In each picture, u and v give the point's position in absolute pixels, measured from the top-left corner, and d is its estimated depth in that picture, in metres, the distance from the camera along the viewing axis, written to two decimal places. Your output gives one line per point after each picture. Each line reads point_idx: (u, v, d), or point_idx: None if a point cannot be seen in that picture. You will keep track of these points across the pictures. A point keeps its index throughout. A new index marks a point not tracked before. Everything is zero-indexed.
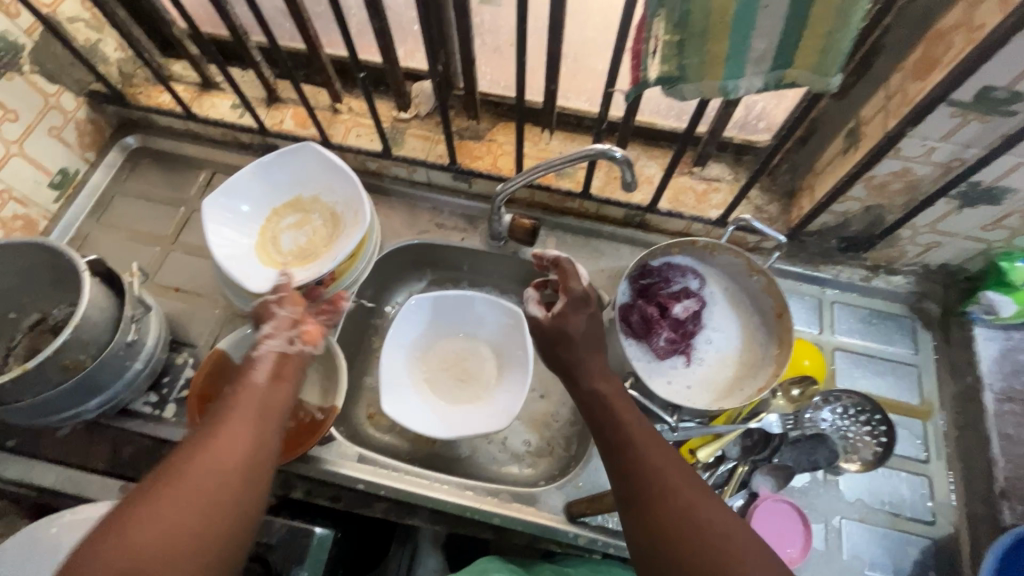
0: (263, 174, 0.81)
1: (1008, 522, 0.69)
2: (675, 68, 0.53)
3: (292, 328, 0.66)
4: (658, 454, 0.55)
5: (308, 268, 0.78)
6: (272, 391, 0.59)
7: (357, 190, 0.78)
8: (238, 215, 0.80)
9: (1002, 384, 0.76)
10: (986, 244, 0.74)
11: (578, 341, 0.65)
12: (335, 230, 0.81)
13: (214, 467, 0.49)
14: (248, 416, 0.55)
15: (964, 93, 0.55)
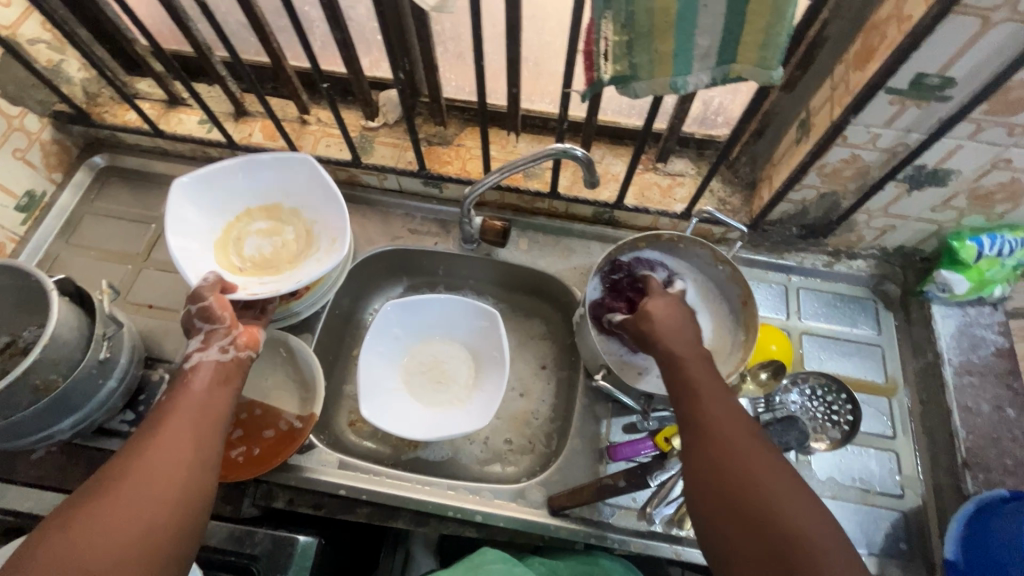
0: (247, 173, 0.79)
1: (972, 489, 0.71)
2: (626, 67, 0.55)
3: (225, 336, 0.65)
4: (730, 427, 0.55)
5: (273, 280, 0.76)
6: (214, 396, 0.61)
7: (342, 220, 0.77)
8: (204, 210, 0.78)
9: (960, 358, 0.79)
10: (938, 224, 0.77)
11: (660, 315, 0.67)
12: (307, 248, 0.79)
13: (158, 466, 0.52)
14: (190, 418, 0.57)
15: (899, 81, 0.58)
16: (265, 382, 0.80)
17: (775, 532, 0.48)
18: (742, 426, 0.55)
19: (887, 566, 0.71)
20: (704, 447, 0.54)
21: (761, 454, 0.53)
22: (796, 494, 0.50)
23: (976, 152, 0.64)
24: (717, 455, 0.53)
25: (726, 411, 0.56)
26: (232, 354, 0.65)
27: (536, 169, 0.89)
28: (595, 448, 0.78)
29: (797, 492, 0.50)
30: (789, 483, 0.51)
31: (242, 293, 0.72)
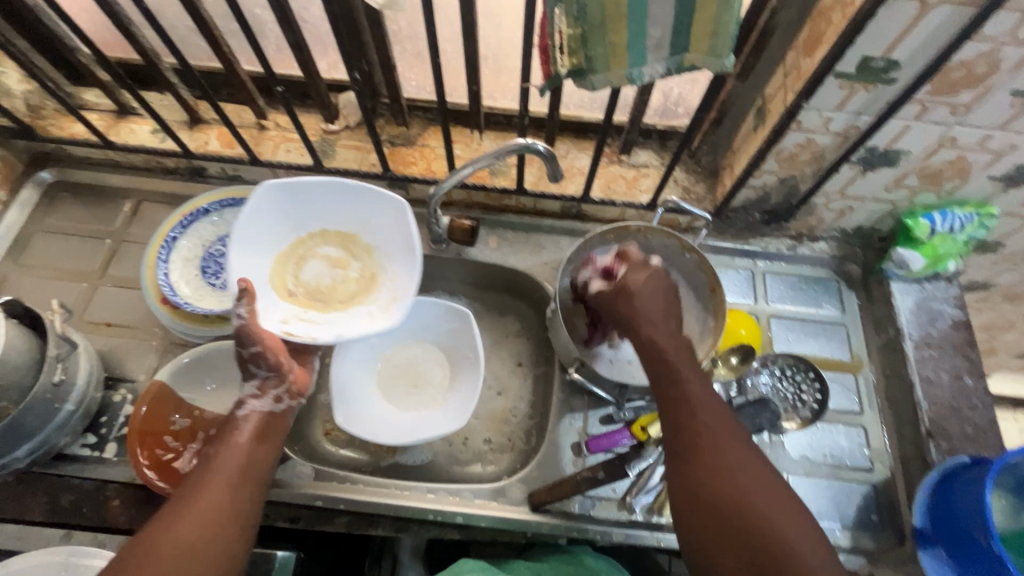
0: (333, 195, 0.73)
1: (935, 458, 0.74)
2: (581, 60, 0.56)
3: (280, 387, 0.66)
4: (725, 436, 0.56)
5: (319, 319, 0.71)
6: (254, 453, 0.62)
7: (412, 284, 0.72)
8: (278, 219, 0.72)
9: (920, 333, 0.82)
10: (893, 204, 0.79)
11: (641, 296, 0.65)
12: (366, 293, 0.74)
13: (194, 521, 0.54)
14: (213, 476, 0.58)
15: (846, 65, 0.59)
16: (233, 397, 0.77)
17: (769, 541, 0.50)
18: (737, 440, 0.57)
19: (860, 539, 0.73)
20: (700, 462, 0.55)
21: (752, 462, 0.55)
22: (780, 498, 0.53)
23: (923, 132, 0.66)
24: (715, 473, 0.54)
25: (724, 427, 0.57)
26: (282, 407, 0.67)
27: (502, 166, 0.89)
28: (573, 441, 0.78)
29: (786, 501, 0.53)
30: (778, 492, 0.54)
31: (278, 326, 0.68)
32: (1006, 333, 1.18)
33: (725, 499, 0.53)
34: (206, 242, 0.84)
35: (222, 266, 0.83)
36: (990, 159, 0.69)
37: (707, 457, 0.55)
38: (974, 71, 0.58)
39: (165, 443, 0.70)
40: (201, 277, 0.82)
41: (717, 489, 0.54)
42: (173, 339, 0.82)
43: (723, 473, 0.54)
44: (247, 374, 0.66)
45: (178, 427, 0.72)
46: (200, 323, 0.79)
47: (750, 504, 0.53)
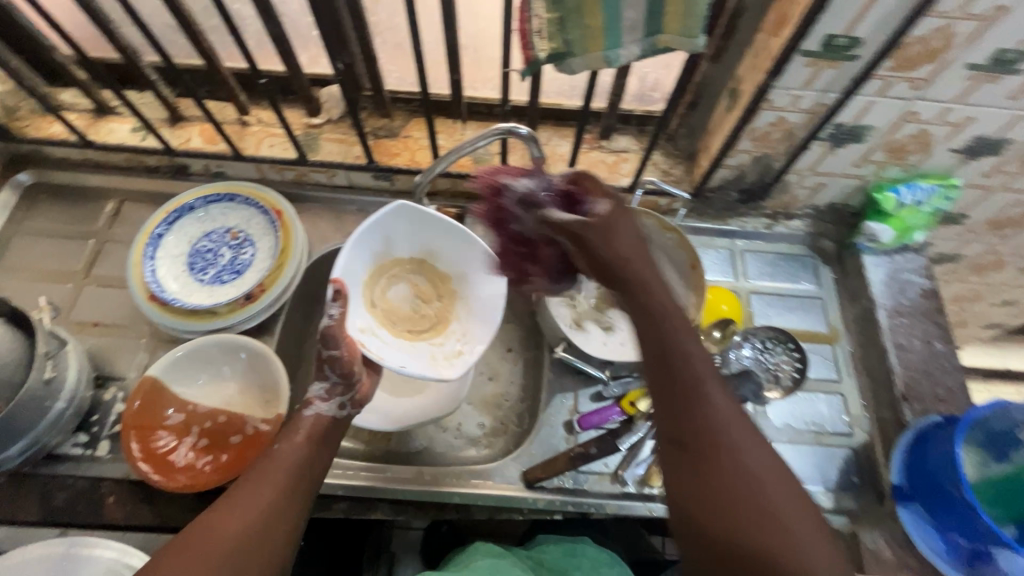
0: (440, 239, 0.80)
1: (909, 419, 0.77)
2: (561, 44, 0.58)
3: (344, 394, 0.65)
4: (744, 435, 0.51)
5: (388, 340, 0.76)
6: (312, 452, 0.59)
7: (481, 341, 0.77)
8: (390, 239, 0.79)
9: (892, 301, 0.85)
10: (862, 179, 0.83)
11: (629, 252, 0.59)
12: (435, 333, 0.80)
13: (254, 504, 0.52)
14: (269, 483, 0.54)
15: (812, 43, 0.62)
16: (226, 391, 0.77)
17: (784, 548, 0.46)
18: (761, 446, 0.51)
19: (843, 500, 0.76)
20: (718, 473, 0.49)
21: (770, 465, 0.50)
22: (798, 508, 0.48)
23: (887, 107, 0.69)
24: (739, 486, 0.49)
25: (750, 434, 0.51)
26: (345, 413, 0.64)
27: (485, 155, 0.90)
28: (564, 420, 0.80)
29: (807, 510, 0.48)
30: (798, 501, 0.48)
31: (356, 331, 0.73)
32: (974, 304, 1.23)
33: (742, 509, 0.48)
34: (192, 239, 0.85)
35: (210, 261, 0.84)
36: (950, 132, 0.72)
37: (724, 464, 0.50)
38: (931, 46, 0.61)
39: (160, 437, 0.71)
40: (189, 273, 0.83)
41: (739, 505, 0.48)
42: (163, 336, 0.82)
43: (743, 484, 0.49)
44: (320, 374, 0.65)
45: (173, 422, 0.73)
46: (189, 318, 0.79)
47: (772, 516, 0.47)
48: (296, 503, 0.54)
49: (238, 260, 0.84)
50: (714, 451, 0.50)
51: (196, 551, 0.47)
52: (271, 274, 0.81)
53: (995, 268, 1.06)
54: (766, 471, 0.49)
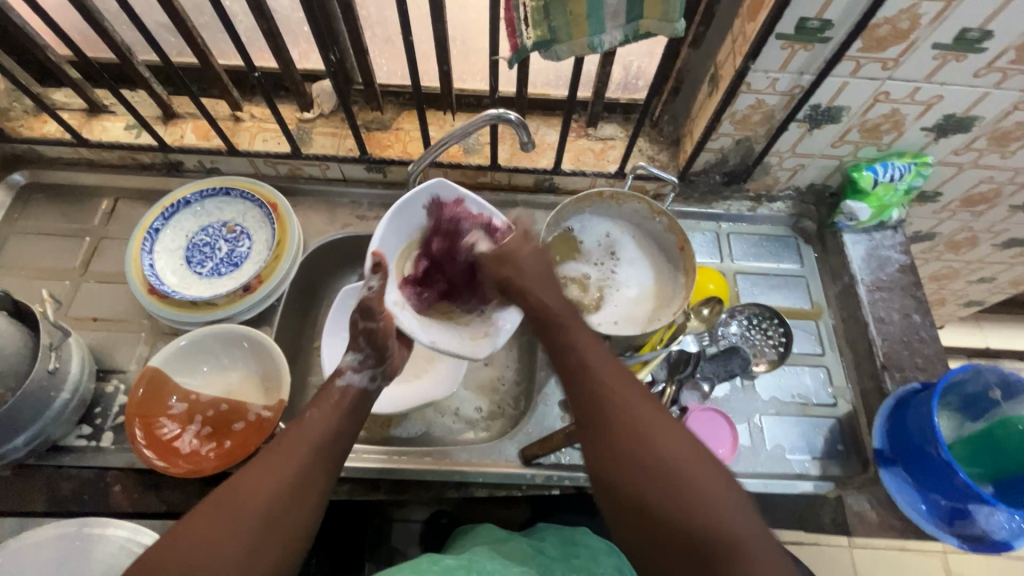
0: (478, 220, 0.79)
1: (890, 387, 0.81)
2: (546, 31, 0.60)
3: (375, 366, 0.66)
4: (637, 405, 0.54)
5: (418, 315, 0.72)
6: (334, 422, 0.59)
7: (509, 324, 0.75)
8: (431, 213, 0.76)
9: (871, 277, 0.89)
10: (840, 160, 0.86)
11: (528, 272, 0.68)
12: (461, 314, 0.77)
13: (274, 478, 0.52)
14: (300, 450, 0.55)
15: (786, 26, 0.65)
16: (227, 380, 0.79)
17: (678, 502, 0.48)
18: (664, 417, 0.54)
19: (829, 467, 0.79)
20: (618, 447, 0.52)
21: (667, 427, 0.52)
22: (697, 466, 0.50)
23: (860, 87, 0.72)
24: (637, 453, 0.51)
25: (641, 403, 0.55)
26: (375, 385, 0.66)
27: (475, 145, 0.92)
28: (560, 399, 0.82)
29: (708, 468, 0.50)
30: (698, 460, 0.50)
31: (394, 301, 0.69)
32: (952, 282, 1.27)
33: (639, 472, 0.50)
34: (189, 233, 0.86)
35: (208, 255, 0.85)
36: (921, 111, 0.76)
37: (615, 433, 0.53)
38: (898, 27, 0.64)
39: (164, 425, 0.72)
40: (187, 266, 0.84)
41: (641, 471, 0.50)
42: (162, 329, 0.83)
43: (637, 446, 0.51)
44: (353, 346, 0.67)
45: (176, 410, 0.74)
46: (187, 310, 0.80)
47: (668, 476, 0.49)
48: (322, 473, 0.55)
49: (235, 253, 0.86)
50: (611, 429, 0.53)
51: (219, 522, 0.48)
52: (268, 265, 0.83)
53: (970, 245, 1.10)
54: (660, 434, 0.52)
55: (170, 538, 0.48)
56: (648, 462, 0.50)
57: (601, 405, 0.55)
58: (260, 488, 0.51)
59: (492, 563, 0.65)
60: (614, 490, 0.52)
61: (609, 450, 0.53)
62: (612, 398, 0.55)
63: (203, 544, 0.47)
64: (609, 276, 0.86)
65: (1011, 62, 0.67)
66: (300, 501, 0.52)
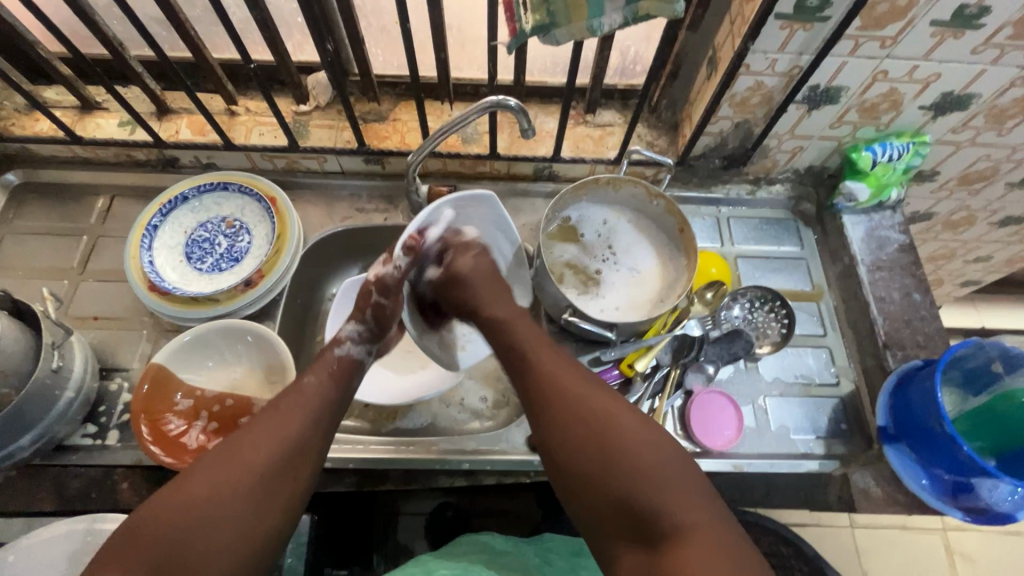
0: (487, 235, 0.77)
1: (892, 365, 0.81)
2: (545, 15, 0.60)
3: (370, 342, 0.72)
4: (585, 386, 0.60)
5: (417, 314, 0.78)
6: (326, 391, 0.64)
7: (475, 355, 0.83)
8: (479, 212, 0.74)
9: (871, 257, 0.89)
10: (838, 140, 0.86)
11: (476, 283, 0.71)
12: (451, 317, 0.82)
13: (265, 448, 0.56)
14: (298, 415, 0.60)
15: (785, 6, 0.65)
16: (234, 375, 0.79)
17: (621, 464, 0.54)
18: (608, 395, 0.60)
19: (833, 446, 0.80)
20: (574, 422, 0.57)
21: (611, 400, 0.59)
22: (639, 433, 0.56)
23: (858, 67, 0.73)
24: (588, 430, 0.57)
25: (589, 387, 0.60)
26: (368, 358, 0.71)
27: (474, 134, 0.92)
28: None
29: (649, 434, 0.56)
30: (638, 428, 0.56)
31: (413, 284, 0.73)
32: (949, 262, 1.28)
33: (589, 438, 0.56)
34: (188, 229, 0.85)
35: (207, 251, 0.84)
36: (919, 89, 0.76)
37: (569, 406, 0.59)
38: (897, 5, 0.64)
39: (170, 421, 0.72)
40: (187, 263, 0.84)
41: (590, 448, 0.56)
42: (165, 326, 0.83)
43: (587, 417, 0.57)
44: (359, 316, 0.72)
45: (182, 407, 0.74)
46: (189, 306, 0.80)
47: (613, 442, 0.55)
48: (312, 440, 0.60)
49: (235, 248, 0.85)
50: (561, 411, 0.59)
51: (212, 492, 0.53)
52: (269, 259, 0.82)
53: (967, 224, 1.10)
54: (605, 407, 0.58)
55: (173, 499, 0.52)
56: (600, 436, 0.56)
57: (555, 388, 0.61)
58: (257, 451, 0.56)
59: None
60: (571, 461, 0.56)
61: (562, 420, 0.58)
62: (563, 384, 0.61)
63: (204, 502, 0.52)
64: (607, 258, 0.86)
65: (1008, 38, 0.68)
66: (298, 462, 0.58)
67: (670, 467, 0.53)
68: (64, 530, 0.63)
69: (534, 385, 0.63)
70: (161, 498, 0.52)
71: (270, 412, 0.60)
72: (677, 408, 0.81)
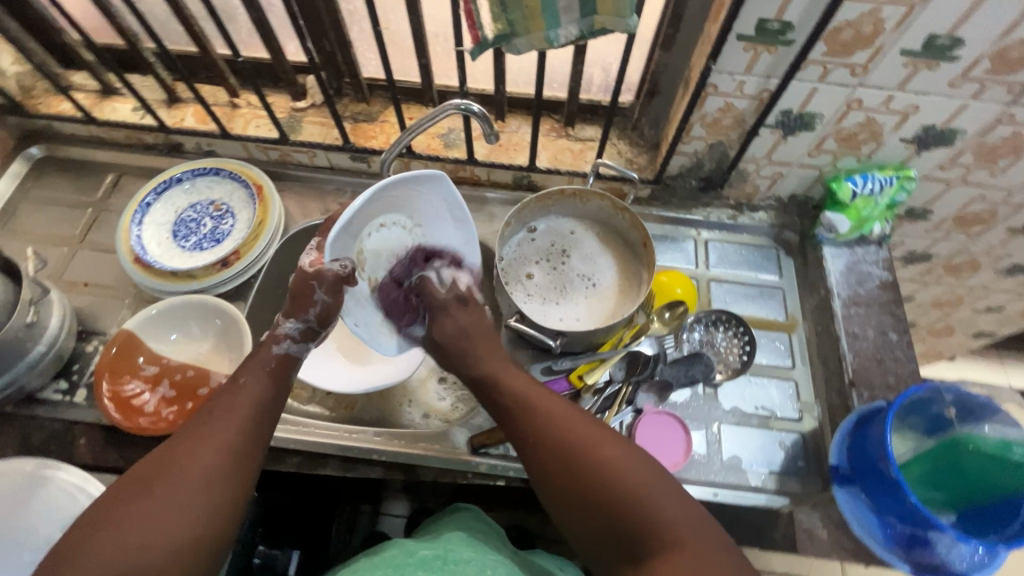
0: (450, 212, 0.78)
1: (856, 405, 0.78)
2: (505, 24, 0.62)
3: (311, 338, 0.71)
4: (565, 419, 0.61)
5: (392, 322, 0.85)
6: (264, 392, 0.63)
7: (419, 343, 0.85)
8: (428, 200, 0.76)
9: (848, 292, 0.86)
10: (819, 169, 0.85)
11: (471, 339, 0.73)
12: None
13: (216, 441, 0.56)
14: (239, 415, 0.60)
15: (746, 27, 0.65)
16: (202, 349, 0.82)
17: (611, 488, 0.54)
18: (584, 420, 0.61)
19: (787, 483, 0.76)
20: (556, 451, 0.58)
21: (593, 429, 0.59)
22: (625, 459, 0.56)
23: (831, 94, 0.72)
24: (585, 467, 0.56)
25: (571, 427, 0.59)
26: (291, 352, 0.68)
27: (456, 139, 0.94)
28: None
29: (636, 458, 0.56)
30: (624, 454, 0.56)
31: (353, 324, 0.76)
32: (958, 310, 1.21)
33: (571, 460, 0.57)
34: (178, 209, 0.91)
35: (193, 230, 0.90)
36: (898, 121, 0.74)
37: (548, 431, 0.60)
38: (862, 31, 0.63)
39: (132, 384, 0.76)
40: (172, 239, 0.89)
41: (585, 484, 0.55)
42: (146, 298, 0.88)
43: (569, 443, 0.58)
44: (298, 313, 0.70)
45: (146, 372, 0.78)
46: (167, 279, 0.85)
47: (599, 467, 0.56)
48: (259, 438, 0.60)
49: (218, 230, 0.90)
50: (556, 451, 0.58)
51: (172, 480, 0.53)
52: (246, 242, 0.87)
53: (970, 269, 1.05)
54: (583, 437, 0.58)
55: (126, 498, 0.51)
56: (587, 480, 0.56)
57: (544, 432, 0.60)
58: (204, 448, 0.55)
59: (469, 554, 0.60)
60: (561, 485, 0.57)
61: (550, 445, 0.59)
62: (555, 425, 0.60)
63: (165, 495, 0.52)
64: (565, 268, 0.86)
65: (987, 72, 0.65)
66: (249, 450, 0.58)
67: (658, 489, 0.54)
68: (30, 470, 0.68)
69: (519, 419, 0.63)
70: (111, 501, 0.51)
71: (205, 417, 0.59)
72: (625, 425, 0.78)
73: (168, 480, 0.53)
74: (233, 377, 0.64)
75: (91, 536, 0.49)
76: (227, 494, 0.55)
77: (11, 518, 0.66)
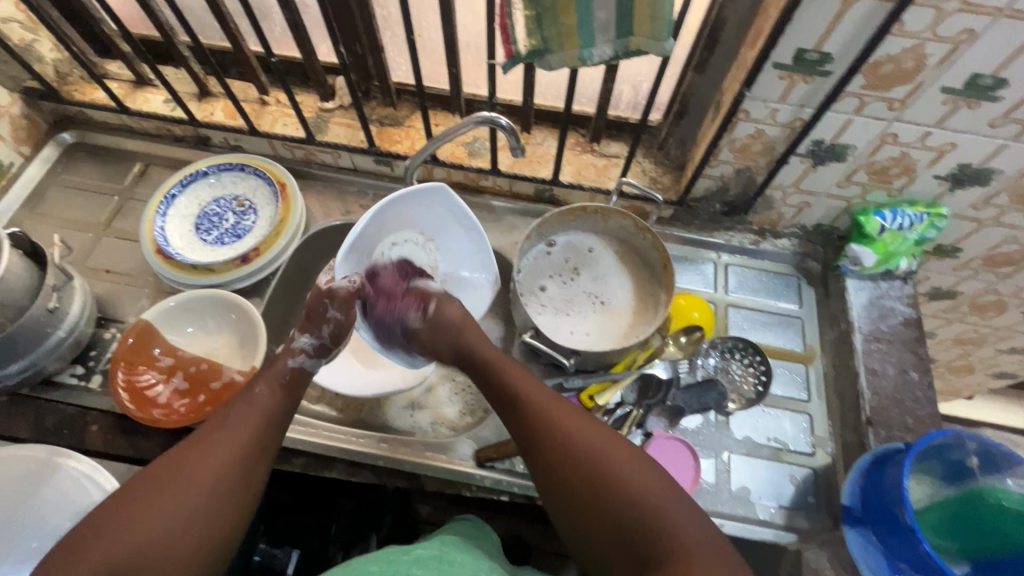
0: (455, 215, 0.82)
1: (872, 444, 0.76)
2: (539, 41, 0.61)
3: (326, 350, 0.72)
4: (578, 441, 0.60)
5: None
6: (276, 402, 0.63)
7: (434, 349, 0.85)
8: (434, 211, 0.81)
9: (870, 327, 0.84)
10: (847, 201, 0.83)
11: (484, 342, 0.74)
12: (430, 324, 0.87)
13: (226, 450, 0.56)
14: (248, 424, 0.60)
15: (783, 56, 0.64)
16: (216, 343, 0.83)
17: (625, 517, 0.53)
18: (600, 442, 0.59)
19: (795, 518, 0.75)
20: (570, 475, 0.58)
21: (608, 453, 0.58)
22: (639, 488, 0.55)
23: (865, 127, 0.70)
24: (598, 494, 0.56)
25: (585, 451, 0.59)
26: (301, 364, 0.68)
27: (480, 149, 0.94)
28: None
29: (650, 487, 0.55)
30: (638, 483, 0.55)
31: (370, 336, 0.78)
32: (980, 349, 1.19)
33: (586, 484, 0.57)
34: (202, 203, 0.92)
35: (215, 224, 0.91)
36: (933, 157, 0.72)
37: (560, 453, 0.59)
38: (903, 66, 0.62)
39: (146, 375, 0.77)
40: (195, 232, 0.90)
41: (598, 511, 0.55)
42: (165, 289, 0.89)
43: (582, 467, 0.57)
44: (314, 330, 0.71)
45: (160, 363, 0.79)
46: (188, 273, 0.86)
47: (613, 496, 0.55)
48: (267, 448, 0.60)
49: (240, 225, 0.91)
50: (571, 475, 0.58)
51: (180, 487, 0.53)
52: (267, 239, 0.87)
53: (996, 309, 1.02)
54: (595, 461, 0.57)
55: (135, 502, 0.52)
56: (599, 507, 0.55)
57: (556, 455, 0.59)
58: (214, 456, 0.56)
59: (462, 557, 0.59)
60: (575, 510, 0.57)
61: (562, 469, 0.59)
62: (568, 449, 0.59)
63: (173, 501, 0.52)
64: (580, 284, 0.85)
65: None
66: (257, 461, 0.58)
67: (673, 522, 0.52)
68: (42, 454, 0.69)
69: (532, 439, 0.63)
70: (122, 506, 0.52)
71: (216, 423, 0.59)
72: None
73: (178, 487, 0.53)
74: (250, 384, 0.64)
75: (101, 539, 0.50)
76: (232, 506, 0.55)
77: (20, 500, 0.67)
